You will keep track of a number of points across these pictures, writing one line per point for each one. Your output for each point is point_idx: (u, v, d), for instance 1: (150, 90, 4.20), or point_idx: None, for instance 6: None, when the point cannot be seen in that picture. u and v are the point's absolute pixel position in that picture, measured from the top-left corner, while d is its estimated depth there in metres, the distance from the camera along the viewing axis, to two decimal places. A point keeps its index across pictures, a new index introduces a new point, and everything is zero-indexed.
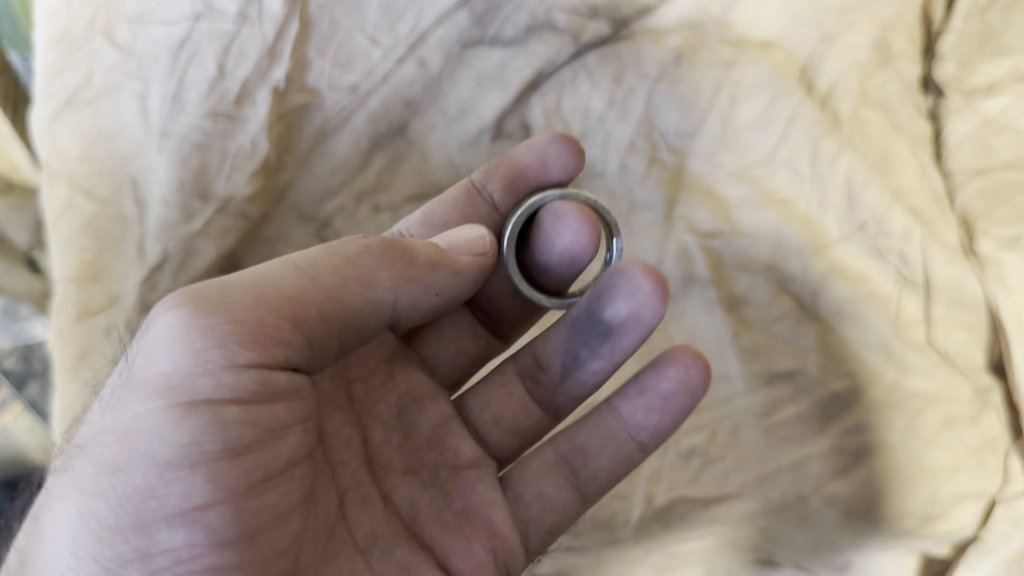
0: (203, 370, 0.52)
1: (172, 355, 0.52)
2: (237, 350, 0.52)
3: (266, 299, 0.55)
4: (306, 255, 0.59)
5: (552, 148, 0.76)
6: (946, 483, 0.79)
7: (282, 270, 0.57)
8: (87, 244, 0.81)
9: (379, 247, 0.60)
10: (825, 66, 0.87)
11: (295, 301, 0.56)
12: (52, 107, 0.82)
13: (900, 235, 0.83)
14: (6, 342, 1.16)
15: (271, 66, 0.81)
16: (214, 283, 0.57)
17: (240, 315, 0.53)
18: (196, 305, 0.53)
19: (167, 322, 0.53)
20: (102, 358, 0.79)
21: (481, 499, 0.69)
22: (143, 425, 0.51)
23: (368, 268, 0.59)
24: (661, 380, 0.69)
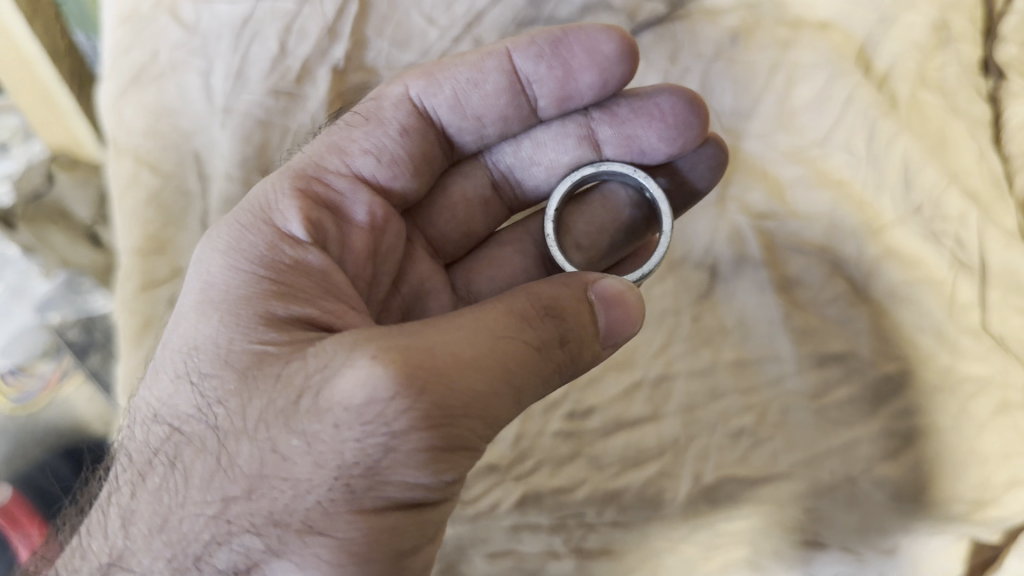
0: (435, 484, 0.49)
1: (419, 470, 0.48)
2: (464, 464, 0.50)
3: (493, 426, 0.51)
4: (512, 352, 0.50)
5: (612, 64, 0.67)
6: (998, 468, 0.79)
7: (505, 383, 0.50)
8: (151, 218, 0.83)
9: (573, 352, 0.54)
10: (883, 46, 0.88)
11: (500, 418, 0.51)
12: (119, 84, 0.85)
13: (957, 218, 0.83)
14: (69, 313, 1.21)
15: (331, 44, 0.83)
16: (444, 374, 0.48)
17: (470, 440, 0.50)
18: (449, 430, 0.48)
19: (423, 434, 0.47)
20: (162, 328, 0.81)
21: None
22: (379, 521, 0.49)
23: (553, 379, 0.54)
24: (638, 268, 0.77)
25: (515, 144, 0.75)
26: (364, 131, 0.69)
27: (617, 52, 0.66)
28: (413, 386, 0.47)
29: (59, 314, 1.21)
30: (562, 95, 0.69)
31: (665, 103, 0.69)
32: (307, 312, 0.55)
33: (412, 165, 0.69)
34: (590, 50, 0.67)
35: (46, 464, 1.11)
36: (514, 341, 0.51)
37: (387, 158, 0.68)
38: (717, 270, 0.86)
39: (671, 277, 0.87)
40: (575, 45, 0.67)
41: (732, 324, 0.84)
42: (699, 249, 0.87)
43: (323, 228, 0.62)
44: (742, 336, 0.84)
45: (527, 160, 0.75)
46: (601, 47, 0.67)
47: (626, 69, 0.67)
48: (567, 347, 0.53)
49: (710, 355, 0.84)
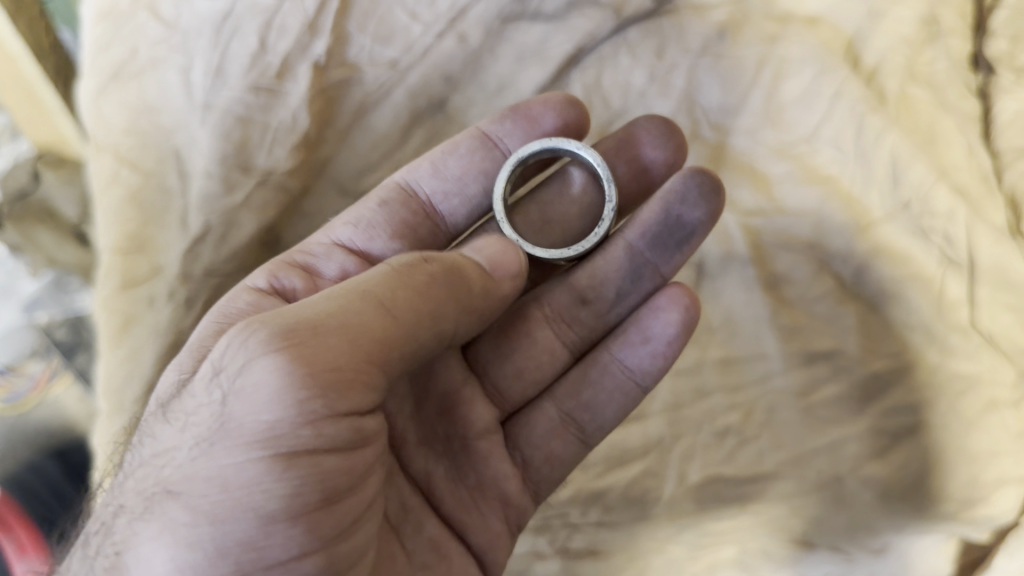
0: (303, 415, 0.47)
1: (271, 399, 0.46)
2: (330, 392, 0.47)
3: (358, 341, 0.49)
4: (365, 282, 0.53)
5: (567, 108, 0.74)
6: (987, 467, 0.78)
7: (358, 302, 0.51)
8: (132, 215, 0.82)
9: (444, 271, 0.55)
10: (872, 41, 0.87)
11: (378, 335, 0.50)
12: (99, 80, 0.84)
13: (945, 215, 0.82)
14: (57, 313, 1.21)
15: (311, 40, 0.82)
16: (291, 308, 0.50)
17: (331, 361, 0.48)
18: (289, 346, 0.47)
19: (268, 361, 0.47)
20: (147, 328, 0.81)
21: (495, 469, 0.67)
22: (247, 467, 0.47)
23: (431, 297, 0.53)
24: (656, 323, 0.68)
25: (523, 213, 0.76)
26: (346, 211, 0.73)
27: (564, 102, 0.74)
28: (256, 325, 0.49)
29: (47, 313, 1.21)
30: (531, 145, 0.75)
31: (641, 125, 0.75)
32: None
33: (394, 229, 0.72)
34: (546, 101, 0.74)
35: (38, 466, 1.11)
36: (369, 274, 0.54)
37: (365, 225, 0.72)
38: (702, 268, 0.85)
39: None
40: (532, 104, 0.74)
41: (719, 322, 0.83)
42: None
43: (287, 285, 0.68)
44: (728, 335, 0.82)
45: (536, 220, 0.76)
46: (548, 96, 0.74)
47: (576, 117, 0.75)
48: (432, 264, 0.55)
49: (696, 353, 0.83)
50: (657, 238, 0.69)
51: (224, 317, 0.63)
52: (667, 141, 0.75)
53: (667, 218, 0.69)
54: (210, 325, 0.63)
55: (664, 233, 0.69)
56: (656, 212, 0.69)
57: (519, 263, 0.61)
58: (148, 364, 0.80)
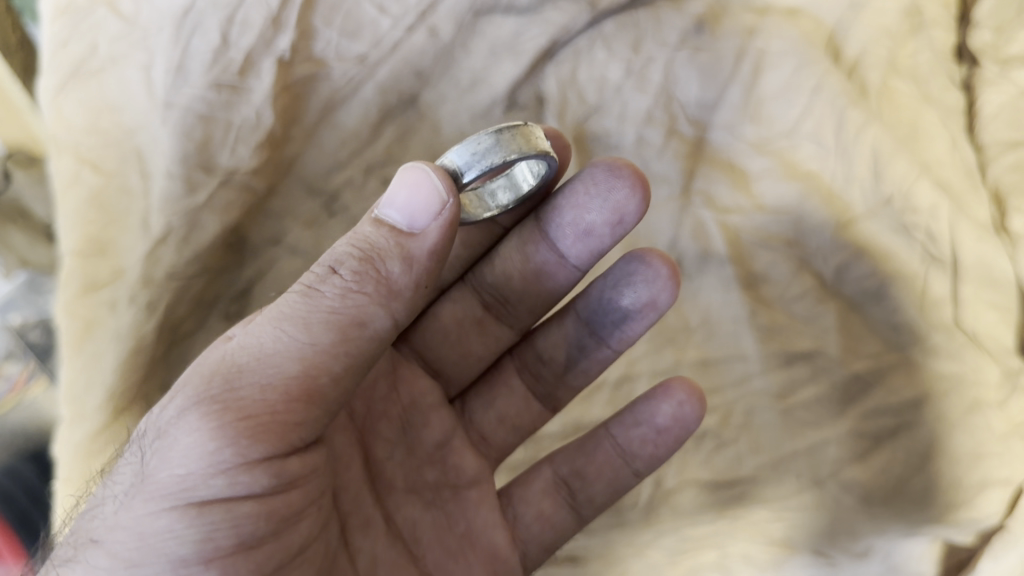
0: (215, 468, 0.46)
1: (184, 456, 0.46)
2: (245, 439, 0.46)
3: (270, 388, 0.47)
4: (283, 312, 0.49)
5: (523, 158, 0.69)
6: (970, 470, 0.75)
7: (275, 341, 0.48)
8: (93, 218, 0.79)
9: (357, 271, 0.49)
10: (852, 33, 0.84)
11: (292, 376, 0.47)
12: (58, 79, 0.81)
13: (927, 210, 0.79)
14: (30, 315, 1.17)
15: (275, 35, 0.80)
16: (211, 359, 0.49)
17: (247, 408, 0.46)
18: (202, 405, 0.46)
19: (183, 424, 0.46)
20: (109, 334, 0.79)
21: (481, 520, 0.69)
22: (161, 522, 0.46)
23: (353, 304, 0.49)
24: (648, 409, 0.71)
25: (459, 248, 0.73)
26: None
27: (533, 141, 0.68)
28: (180, 385, 0.48)
29: (19, 315, 1.17)
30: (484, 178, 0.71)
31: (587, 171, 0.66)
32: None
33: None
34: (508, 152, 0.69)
35: (15, 470, 1.05)
36: (283, 301, 0.50)
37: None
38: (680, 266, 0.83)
39: None
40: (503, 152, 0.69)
41: (697, 322, 0.82)
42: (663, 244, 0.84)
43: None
44: (706, 335, 0.81)
45: None
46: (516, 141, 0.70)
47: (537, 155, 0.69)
48: (343, 268, 0.50)
49: (673, 355, 0.81)
50: (602, 312, 0.72)
51: None
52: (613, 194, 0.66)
53: (608, 302, 0.71)
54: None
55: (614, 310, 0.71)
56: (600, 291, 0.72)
57: (433, 204, 0.50)
58: (108, 370, 0.78)
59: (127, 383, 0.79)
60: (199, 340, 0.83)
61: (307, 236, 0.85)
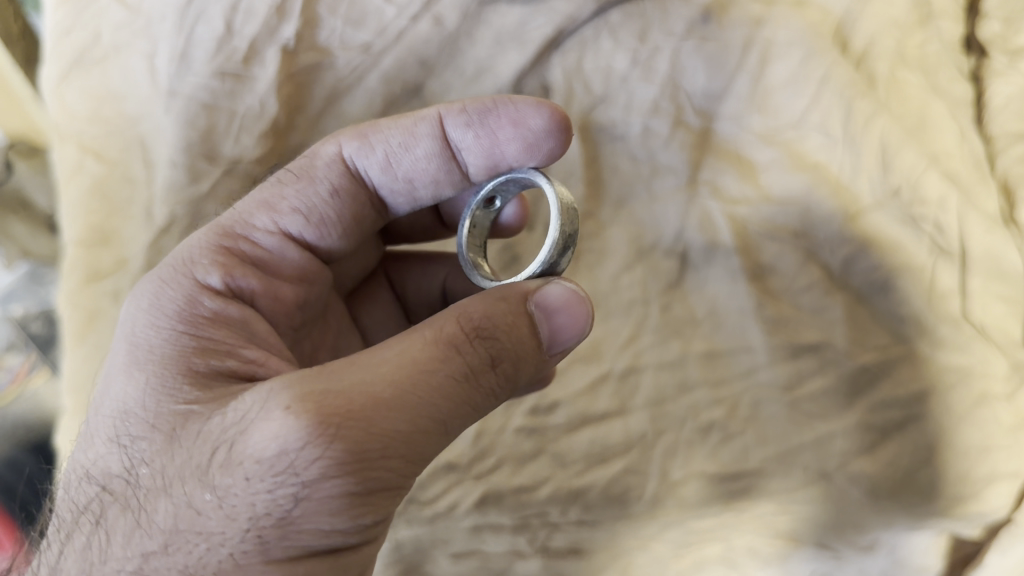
0: (356, 528, 0.47)
1: (335, 517, 0.45)
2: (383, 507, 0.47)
3: (413, 462, 0.48)
4: (437, 385, 0.48)
5: (539, 139, 0.64)
6: (978, 463, 0.75)
7: (430, 420, 0.48)
8: (96, 207, 0.79)
9: (506, 376, 0.51)
10: (860, 24, 0.84)
11: (427, 455, 0.49)
12: (61, 67, 0.82)
13: (936, 202, 0.79)
14: (32, 305, 1.16)
15: (279, 23, 0.81)
16: (360, 407, 0.45)
17: (388, 481, 0.47)
18: (360, 471, 0.45)
19: (340, 484, 0.45)
20: (110, 322, 0.77)
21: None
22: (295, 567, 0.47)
23: (487, 404, 0.51)
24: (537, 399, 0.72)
25: (411, 195, 0.68)
26: (296, 189, 0.65)
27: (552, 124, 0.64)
28: (328, 434, 0.44)
29: (21, 305, 1.16)
30: (489, 163, 0.67)
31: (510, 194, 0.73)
32: (230, 366, 0.53)
33: (343, 225, 0.67)
34: (516, 121, 0.64)
35: (16, 462, 1.06)
36: (439, 372, 0.48)
37: (317, 218, 0.65)
38: (686, 257, 0.83)
39: (639, 267, 0.84)
40: (504, 117, 0.65)
41: (703, 315, 0.81)
42: (669, 236, 0.84)
43: (244, 287, 0.60)
44: (712, 328, 0.81)
45: (407, 185, 0.67)
46: (528, 122, 0.64)
47: (552, 143, 0.64)
48: (499, 369, 0.50)
49: (679, 347, 0.81)
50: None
51: (175, 317, 0.55)
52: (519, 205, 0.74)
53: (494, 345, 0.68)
54: (176, 333, 0.54)
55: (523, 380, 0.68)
56: None
57: (580, 333, 0.54)
58: None
59: None
60: None
61: None
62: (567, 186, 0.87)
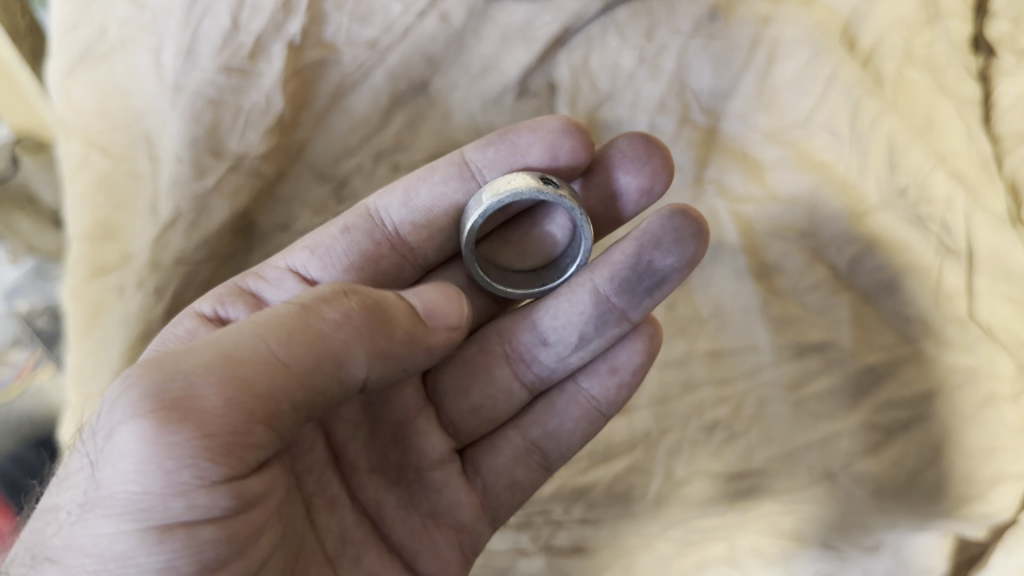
0: (173, 487, 0.44)
1: (139, 470, 0.44)
2: (205, 462, 0.44)
3: (231, 403, 0.45)
4: (273, 321, 0.48)
5: (557, 139, 0.68)
6: (983, 464, 0.74)
7: (250, 350, 0.47)
8: (101, 202, 0.79)
9: (361, 310, 0.50)
10: (868, 22, 0.83)
11: (261, 396, 0.46)
12: (67, 63, 0.82)
13: (943, 202, 0.79)
14: (38, 301, 1.16)
15: (285, 19, 0.80)
16: (174, 355, 0.46)
17: (204, 421, 0.44)
18: (157, 411, 0.44)
19: (137, 431, 0.43)
20: (116, 317, 0.78)
21: (450, 498, 0.65)
22: (117, 539, 0.45)
23: (341, 338, 0.48)
24: (623, 353, 0.67)
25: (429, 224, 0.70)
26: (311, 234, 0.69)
27: (560, 128, 0.68)
28: (131, 382, 0.45)
29: (27, 301, 1.16)
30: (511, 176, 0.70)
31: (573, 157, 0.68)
32: None
33: (352, 262, 0.68)
34: (533, 128, 0.69)
35: (20, 456, 1.06)
36: (277, 314, 0.48)
37: (322, 251, 0.68)
38: None
39: None
40: (520, 131, 0.69)
41: (708, 313, 0.81)
42: None
43: (233, 316, 0.63)
44: (718, 327, 0.80)
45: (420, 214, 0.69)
46: (546, 127, 0.68)
47: (575, 145, 0.68)
48: (353, 297, 0.50)
49: (684, 345, 0.80)
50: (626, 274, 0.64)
51: (160, 345, 0.59)
52: (643, 165, 0.69)
53: (638, 263, 0.64)
54: (148, 356, 0.59)
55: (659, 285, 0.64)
56: (627, 256, 0.64)
57: (452, 311, 0.56)
58: (116, 353, 0.77)
59: None
60: None
61: (317, 223, 0.84)
62: None
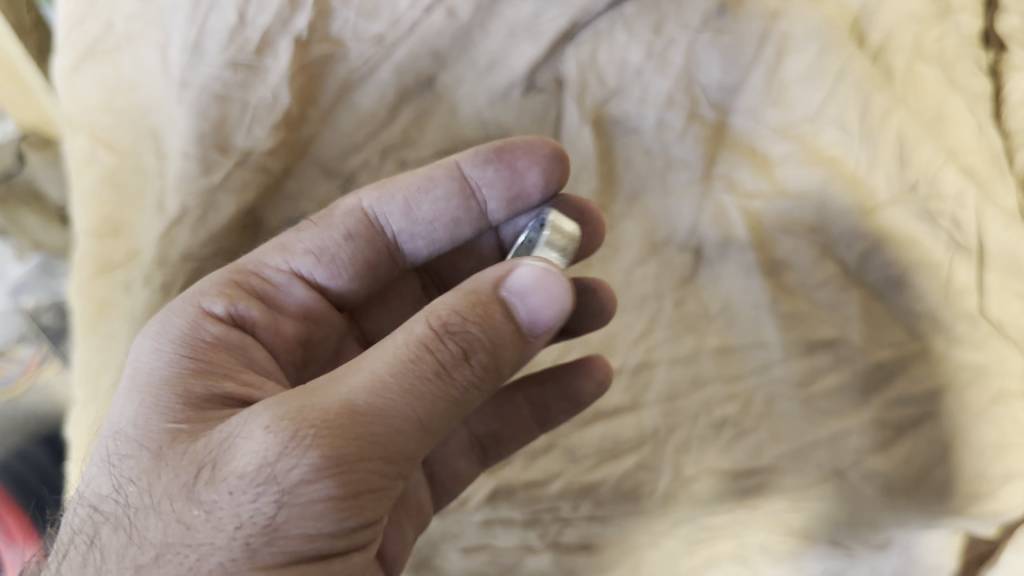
0: (342, 530, 0.48)
1: (322, 518, 0.47)
2: (362, 510, 0.48)
3: (392, 458, 0.48)
4: (400, 362, 0.49)
5: (551, 164, 0.70)
6: (995, 461, 0.74)
7: (403, 414, 0.48)
8: (108, 198, 0.79)
9: (484, 363, 0.51)
10: (876, 19, 0.83)
11: (411, 451, 0.49)
12: (73, 58, 0.81)
13: (953, 197, 0.79)
14: (43, 298, 1.20)
15: (292, 14, 0.80)
16: (336, 406, 0.47)
17: (372, 478, 0.48)
18: (337, 470, 0.46)
19: (324, 484, 0.46)
20: (122, 313, 0.77)
21: (413, 479, 0.70)
22: (287, 573, 0.47)
23: (469, 395, 0.51)
24: (585, 387, 0.74)
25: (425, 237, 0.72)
26: (311, 234, 0.68)
27: (550, 155, 0.70)
28: (305, 436, 0.46)
29: (33, 298, 1.20)
30: (509, 195, 0.71)
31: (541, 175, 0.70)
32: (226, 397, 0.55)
33: (353, 267, 0.69)
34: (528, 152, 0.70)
35: (24, 452, 1.13)
36: (411, 368, 0.49)
37: (327, 257, 0.68)
38: (700, 252, 0.83)
39: (653, 261, 0.83)
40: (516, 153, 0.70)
41: (716, 310, 0.80)
42: (684, 230, 0.83)
43: (247, 315, 0.64)
44: (726, 323, 0.80)
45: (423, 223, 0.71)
46: (539, 152, 0.70)
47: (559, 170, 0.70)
48: (473, 361, 0.50)
49: (693, 342, 0.79)
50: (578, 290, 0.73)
51: (178, 343, 0.59)
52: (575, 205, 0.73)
53: None
54: (169, 356, 0.58)
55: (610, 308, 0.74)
56: None
57: (562, 311, 0.52)
58: (123, 349, 0.77)
59: None
60: None
61: None
62: (580, 178, 0.85)
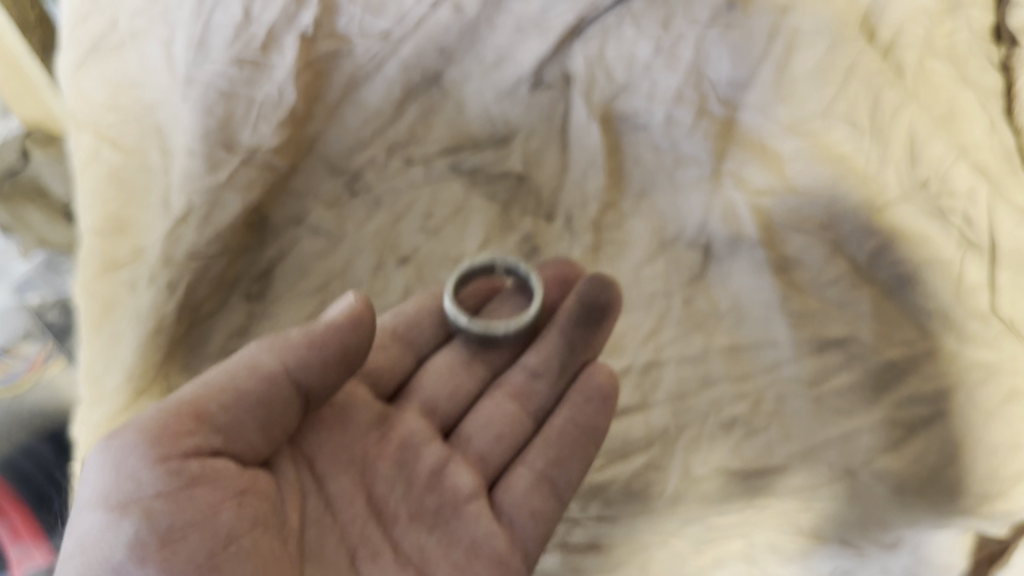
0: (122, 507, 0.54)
1: (103, 493, 0.55)
2: (147, 480, 0.55)
3: (179, 431, 0.57)
4: (207, 379, 0.60)
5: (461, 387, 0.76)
6: (1007, 460, 0.72)
7: (149, 420, 0.57)
8: (113, 196, 0.78)
9: (264, 369, 0.61)
10: (889, 11, 0.83)
11: (196, 424, 0.58)
12: (79, 54, 0.83)
13: (965, 194, 0.78)
14: (49, 295, 1.25)
15: (298, 11, 0.81)
16: (135, 417, 0.58)
17: (133, 464, 0.55)
18: (114, 446, 0.56)
19: (95, 459, 0.56)
20: (128, 312, 0.75)
21: (484, 532, 0.68)
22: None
23: (300, 359, 0.62)
24: (561, 480, 0.70)
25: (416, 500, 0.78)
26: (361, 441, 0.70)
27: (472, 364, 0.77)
28: (113, 436, 0.57)
29: (37, 295, 1.25)
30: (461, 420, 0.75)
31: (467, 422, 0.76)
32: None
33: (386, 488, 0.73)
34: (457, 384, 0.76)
35: (31, 449, 1.15)
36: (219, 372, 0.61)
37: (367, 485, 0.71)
38: (709, 249, 0.82)
39: (661, 259, 0.82)
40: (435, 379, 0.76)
41: (726, 308, 0.79)
42: (692, 227, 0.83)
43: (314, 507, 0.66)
44: (735, 322, 0.79)
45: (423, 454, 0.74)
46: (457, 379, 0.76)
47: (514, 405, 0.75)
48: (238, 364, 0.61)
49: (702, 340, 0.78)
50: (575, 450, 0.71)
51: None
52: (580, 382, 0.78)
53: (572, 428, 0.72)
54: None
55: (606, 435, 0.74)
56: (567, 424, 0.72)
57: (352, 306, 0.64)
58: (128, 349, 0.74)
59: (145, 364, 0.74)
60: (221, 320, 0.77)
61: (330, 216, 0.82)
62: (587, 175, 0.85)
